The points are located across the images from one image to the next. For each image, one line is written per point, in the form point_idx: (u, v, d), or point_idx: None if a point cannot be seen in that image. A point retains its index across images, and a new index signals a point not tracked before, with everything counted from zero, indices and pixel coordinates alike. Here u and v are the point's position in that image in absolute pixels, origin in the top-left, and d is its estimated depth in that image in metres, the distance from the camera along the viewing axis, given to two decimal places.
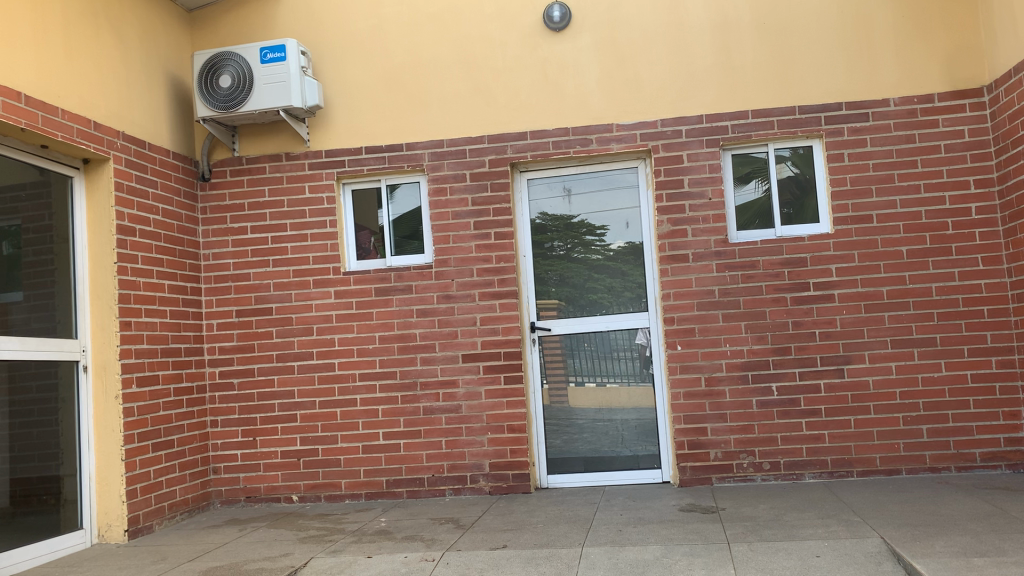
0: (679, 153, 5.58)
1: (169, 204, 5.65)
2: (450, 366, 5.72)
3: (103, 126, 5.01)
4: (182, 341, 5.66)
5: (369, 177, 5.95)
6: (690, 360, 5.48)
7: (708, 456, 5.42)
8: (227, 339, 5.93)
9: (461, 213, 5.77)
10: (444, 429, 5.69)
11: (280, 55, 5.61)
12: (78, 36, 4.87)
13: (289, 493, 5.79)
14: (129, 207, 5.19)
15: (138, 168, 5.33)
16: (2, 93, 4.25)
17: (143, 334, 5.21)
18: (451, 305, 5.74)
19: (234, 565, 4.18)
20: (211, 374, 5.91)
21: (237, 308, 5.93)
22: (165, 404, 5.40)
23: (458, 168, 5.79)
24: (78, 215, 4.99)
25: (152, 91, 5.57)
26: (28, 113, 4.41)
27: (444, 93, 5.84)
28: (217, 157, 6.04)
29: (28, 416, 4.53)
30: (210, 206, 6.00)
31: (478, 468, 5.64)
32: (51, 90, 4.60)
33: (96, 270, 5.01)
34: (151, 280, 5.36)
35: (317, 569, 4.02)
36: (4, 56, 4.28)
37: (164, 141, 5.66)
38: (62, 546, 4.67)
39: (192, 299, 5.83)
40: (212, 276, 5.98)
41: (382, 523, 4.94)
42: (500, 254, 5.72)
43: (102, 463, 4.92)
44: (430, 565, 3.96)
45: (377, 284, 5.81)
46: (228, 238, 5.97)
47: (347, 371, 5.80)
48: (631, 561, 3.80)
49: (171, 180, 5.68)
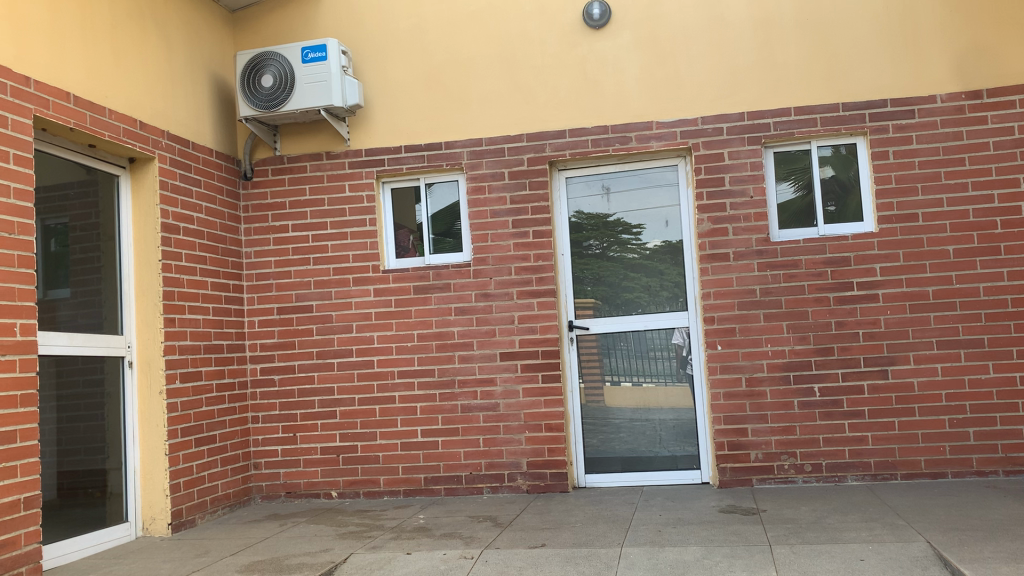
0: (721, 151, 5.52)
1: (213, 203, 5.73)
2: (488, 364, 5.72)
3: (148, 126, 5.10)
4: (225, 338, 5.75)
5: (408, 176, 5.98)
6: (732, 360, 5.42)
7: (749, 457, 5.37)
8: (268, 335, 5.99)
9: (500, 211, 5.77)
10: (482, 428, 5.69)
11: (322, 55, 5.65)
12: (125, 37, 4.96)
13: (328, 489, 5.84)
14: (173, 205, 5.27)
15: (182, 167, 5.40)
16: (52, 93, 4.33)
17: (186, 331, 5.29)
18: (489, 303, 5.74)
19: (276, 560, 4.22)
20: (253, 370, 5.99)
21: (279, 306, 6.00)
22: (208, 400, 5.48)
23: (496, 166, 5.79)
24: (123, 213, 5.09)
25: (196, 92, 5.65)
26: (77, 113, 4.50)
27: (483, 92, 5.84)
28: (259, 156, 6.11)
29: (75, 411, 4.61)
30: (253, 204, 6.08)
31: (517, 467, 5.64)
32: (99, 90, 4.70)
33: (141, 267, 5.10)
34: (194, 278, 5.44)
35: (356, 565, 4.04)
36: (53, 57, 4.37)
37: (208, 141, 5.74)
38: (108, 539, 4.76)
39: (234, 296, 5.91)
40: (254, 274, 6.04)
41: (420, 520, 4.96)
42: (539, 252, 5.70)
43: (146, 457, 5.02)
44: (469, 563, 3.96)
45: (415, 282, 5.83)
46: (270, 236, 6.04)
47: (386, 368, 5.83)
48: (671, 561, 3.78)
49: (214, 178, 5.76)
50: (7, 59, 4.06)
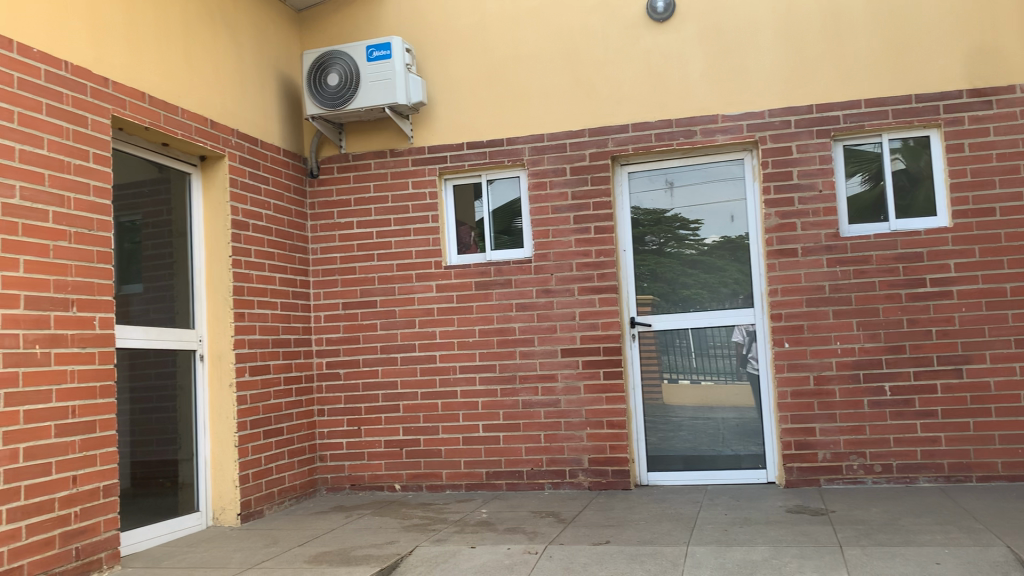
0: (789, 144, 5.43)
1: (281, 200, 5.84)
2: (550, 360, 5.72)
3: (219, 125, 5.21)
4: (293, 332, 5.86)
5: (470, 173, 6.00)
6: (799, 358, 5.33)
7: (816, 456, 5.27)
8: (334, 330, 6.09)
9: (562, 207, 5.76)
10: (544, 424, 5.69)
11: (386, 53, 5.71)
12: (196, 38, 5.08)
13: (392, 482, 5.91)
14: (242, 202, 5.38)
15: (251, 165, 5.52)
16: (128, 93, 4.46)
17: (256, 325, 5.41)
18: (551, 299, 5.74)
19: (343, 551, 4.29)
20: (319, 363, 6.09)
21: (343, 301, 6.08)
22: (276, 392, 5.60)
23: (558, 162, 5.78)
24: (195, 210, 5.22)
25: (264, 91, 5.76)
26: (151, 113, 4.62)
27: (545, 87, 5.84)
28: (325, 154, 6.20)
29: (147, 402, 4.73)
30: (319, 202, 6.17)
31: (578, 464, 5.63)
32: (172, 90, 4.82)
33: (213, 262, 5.23)
34: (263, 273, 5.55)
35: (421, 557, 4.08)
36: (129, 58, 4.50)
37: (275, 139, 5.85)
38: (180, 527, 4.90)
39: (301, 292, 6.02)
40: (320, 269, 6.14)
41: (483, 514, 4.99)
42: (601, 248, 5.68)
43: (216, 448, 5.14)
44: (533, 558, 3.96)
45: (477, 278, 5.86)
46: (335, 233, 6.12)
47: (448, 363, 5.87)
48: (739, 561, 3.73)
49: (282, 176, 5.86)
50: (86, 60, 4.20)
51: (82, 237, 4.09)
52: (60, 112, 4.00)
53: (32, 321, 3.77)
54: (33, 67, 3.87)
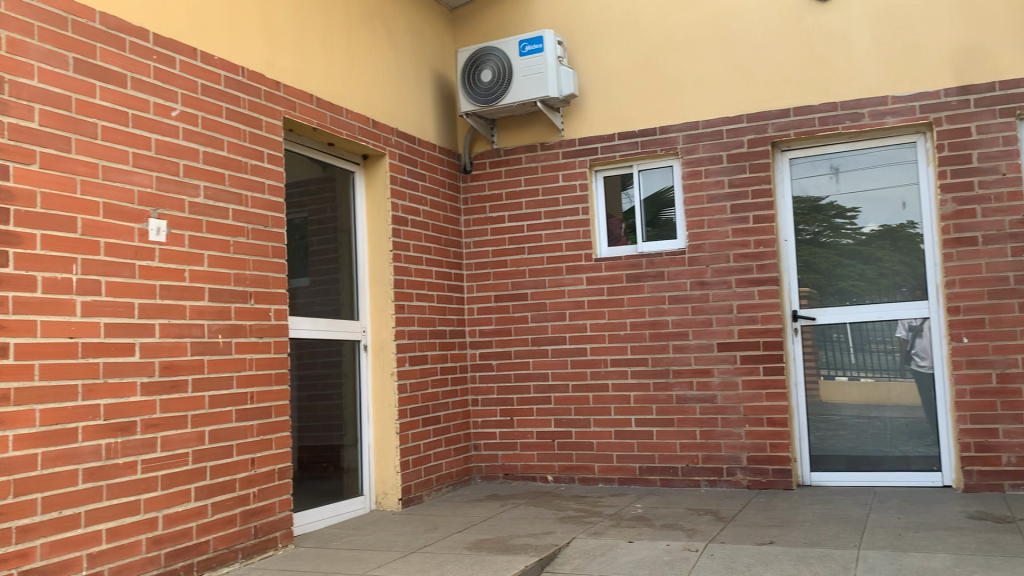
0: (968, 125, 5.06)
1: (437, 195, 5.99)
2: (706, 355, 5.59)
3: (379, 124, 5.40)
4: (447, 324, 6.01)
5: (621, 163, 5.95)
6: (979, 354, 4.97)
7: (1000, 460, 4.90)
8: (486, 322, 6.19)
9: (718, 196, 5.61)
10: (699, 420, 5.58)
11: (539, 47, 5.75)
12: (358, 41, 5.28)
13: (544, 473, 5.96)
14: (402, 198, 5.56)
15: (410, 162, 5.69)
16: (297, 96, 4.69)
17: (414, 317, 5.58)
18: (706, 292, 5.61)
19: (502, 539, 4.35)
20: (472, 355, 6.21)
21: (496, 294, 6.17)
22: (432, 382, 5.75)
23: (714, 150, 5.63)
24: (359, 206, 5.44)
25: (421, 90, 5.92)
26: (319, 114, 4.84)
27: (699, 74, 5.71)
28: (477, 149, 6.31)
29: (314, 390, 4.95)
30: (472, 196, 6.29)
31: (736, 461, 5.48)
32: (336, 91, 5.03)
33: (374, 256, 5.43)
34: (421, 267, 5.72)
35: (579, 549, 4.09)
36: (298, 63, 4.73)
37: (431, 136, 6.00)
38: (346, 510, 5.12)
39: (455, 284, 6.15)
40: (473, 263, 6.26)
41: (638, 509, 4.94)
42: (760, 239, 5.49)
43: (379, 435, 5.35)
44: (693, 555, 3.89)
45: (629, 270, 5.80)
46: (487, 227, 6.22)
47: (600, 356, 5.85)
48: (918, 568, 3.52)
49: (438, 172, 6.02)
50: (260, 66, 4.45)
51: (258, 233, 4.34)
52: (238, 116, 4.25)
53: (216, 312, 4.03)
54: (214, 74, 4.13)
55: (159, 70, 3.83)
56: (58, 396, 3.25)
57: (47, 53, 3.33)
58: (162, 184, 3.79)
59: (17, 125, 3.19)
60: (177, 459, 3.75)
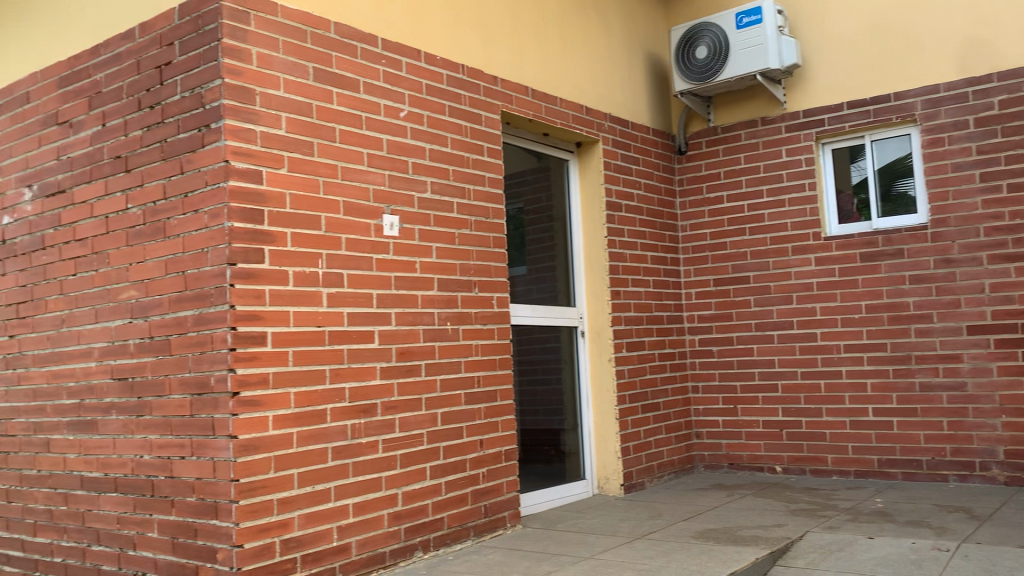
0: None
1: (651, 179, 5.91)
2: (952, 339, 5.13)
3: (593, 110, 5.41)
4: (665, 309, 5.92)
5: (852, 134, 5.57)
6: None
7: None
8: (706, 307, 6.03)
9: (964, 163, 5.13)
10: (947, 410, 5.14)
11: (757, 18, 5.51)
12: (571, 29, 5.30)
13: (772, 464, 5.73)
14: (615, 183, 5.55)
15: (623, 147, 5.65)
16: (514, 89, 4.79)
17: (630, 302, 5.55)
18: (952, 270, 5.14)
19: (730, 530, 4.24)
20: (691, 341, 6.08)
21: (715, 278, 6.01)
22: (651, 368, 5.70)
23: (958, 113, 5.16)
24: (573, 193, 5.48)
25: (634, 73, 5.86)
26: (534, 105, 4.92)
27: (940, 34, 5.24)
28: (693, 129, 6.17)
29: (535, 375, 5.05)
30: (687, 178, 6.15)
31: (991, 455, 5.00)
32: (551, 81, 5.09)
33: (589, 243, 5.46)
34: (636, 252, 5.67)
35: (813, 543, 3.90)
36: (514, 56, 4.83)
37: (645, 119, 5.93)
38: (569, 494, 5.20)
39: (672, 269, 6.04)
40: (690, 246, 6.12)
41: (878, 504, 4.63)
42: (1016, 210, 4.97)
43: (599, 420, 5.38)
44: (945, 556, 3.59)
45: (863, 249, 5.44)
46: (705, 209, 6.06)
47: (831, 342, 5.53)
48: None
49: (652, 155, 5.94)
50: (478, 62, 4.59)
51: (481, 225, 4.49)
52: (460, 111, 4.42)
53: (444, 301, 4.21)
54: (437, 72, 4.31)
55: (388, 73, 4.05)
56: (309, 380, 3.54)
57: (290, 65, 3.61)
58: (393, 181, 4.01)
59: (268, 133, 3.49)
60: (413, 439, 3.97)
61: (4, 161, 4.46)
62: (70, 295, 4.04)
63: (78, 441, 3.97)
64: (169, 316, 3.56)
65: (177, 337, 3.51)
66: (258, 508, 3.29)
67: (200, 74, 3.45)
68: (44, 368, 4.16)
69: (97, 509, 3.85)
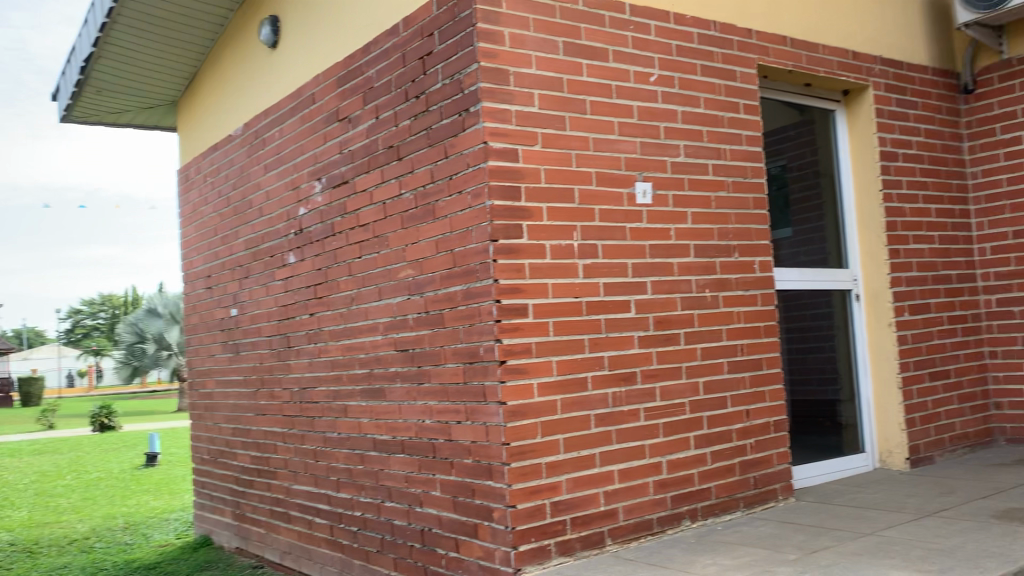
0: None
1: (932, 123, 5.35)
2: None
3: (860, 54, 5.00)
4: (953, 267, 5.35)
5: None
6: None
7: None
8: (1003, 263, 5.38)
9: None
10: None
11: None
12: None
13: None
14: (890, 132, 5.08)
15: (898, 91, 5.17)
16: (770, 40, 4.55)
17: (912, 262, 5.08)
18: None
19: None
20: (986, 301, 5.48)
21: (1014, 229, 5.35)
22: (939, 333, 5.19)
23: None
24: (841, 147, 5.11)
25: (908, 9, 5.33)
26: (793, 55, 4.64)
27: None
28: (983, 63, 5.55)
29: (805, 343, 4.80)
30: (977, 119, 5.50)
31: None
32: (811, 28, 4.77)
33: (863, 198, 5.05)
34: (918, 206, 5.17)
35: None
36: (770, 5, 4.58)
37: (922, 58, 5.38)
38: (848, 467, 4.90)
39: (961, 223, 5.45)
40: (982, 196, 5.48)
41: None
42: None
43: (879, 389, 4.99)
44: None
45: None
46: (999, 152, 5.40)
47: None
48: None
49: (932, 97, 5.38)
50: (731, 16, 4.40)
51: (739, 187, 4.33)
52: (713, 71, 4.27)
53: (703, 267, 4.12)
54: (687, 33, 4.19)
55: (636, 39, 4.00)
56: (571, 349, 3.62)
57: (541, 41, 3.69)
58: (646, 148, 3.98)
59: (523, 110, 3.60)
60: (676, 408, 3.94)
61: (298, 159, 4.98)
62: (357, 276, 4.44)
63: (369, 407, 4.37)
64: (441, 292, 3.81)
65: (448, 312, 3.75)
66: (528, 471, 3.44)
67: (458, 61, 3.63)
68: (339, 343, 4.62)
69: (388, 470, 4.23)
